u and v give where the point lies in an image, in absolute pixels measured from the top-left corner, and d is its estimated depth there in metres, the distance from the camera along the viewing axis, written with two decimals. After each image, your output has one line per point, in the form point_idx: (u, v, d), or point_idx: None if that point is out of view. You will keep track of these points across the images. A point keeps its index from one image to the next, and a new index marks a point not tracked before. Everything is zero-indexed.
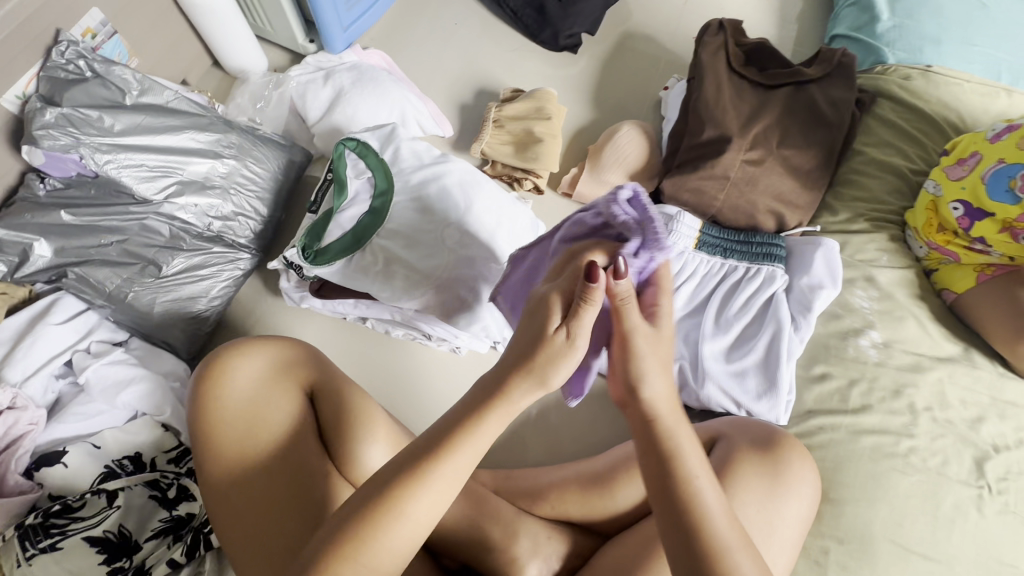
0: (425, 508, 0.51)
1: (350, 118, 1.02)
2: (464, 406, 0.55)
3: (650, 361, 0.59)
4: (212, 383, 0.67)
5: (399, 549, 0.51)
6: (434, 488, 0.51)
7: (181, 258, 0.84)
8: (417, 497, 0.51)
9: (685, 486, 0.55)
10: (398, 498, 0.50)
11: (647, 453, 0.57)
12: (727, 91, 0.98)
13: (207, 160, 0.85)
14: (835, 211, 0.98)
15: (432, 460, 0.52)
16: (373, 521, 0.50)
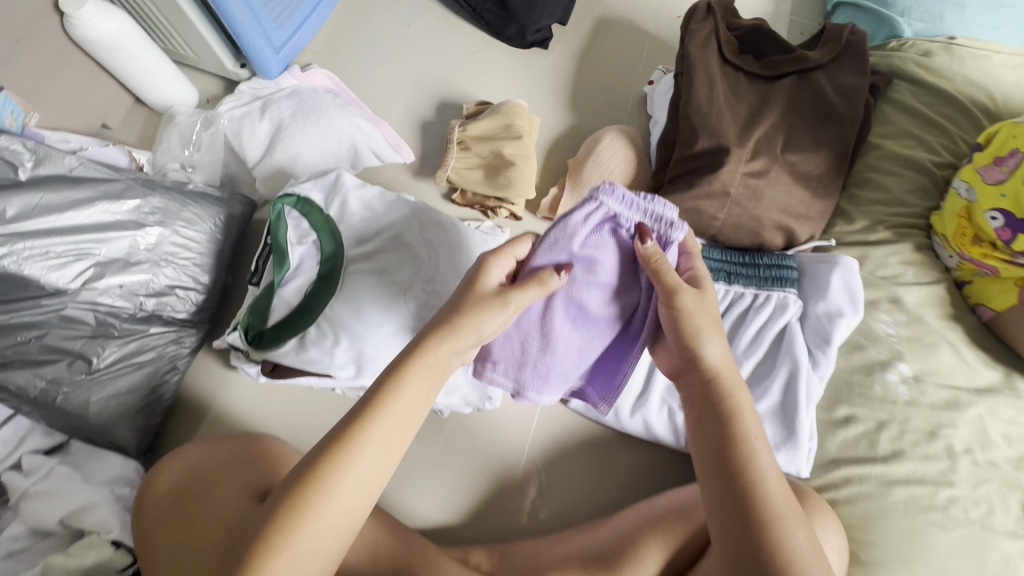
0: (360, 479, 0.49)
1: (294, 158, 0.89)
2: (388, 366, 0.53)
3: (704, 318, 0.57)
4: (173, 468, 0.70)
5: (334, 530, 0.48)
6: (362, 462, 0.49)
7: (114, 347, 0.75)
8: (352, 466, 0.48)
9: (742, 451, 0.54)
10: (331, 466, 0.48)
11: (705, 416, 0.57)
12: (722, 90, 0.85)
13: (128, 234, 0.74)
14: (851, 218, 0.86)
15: (363, 421, 0.50)
16: (311, 487, 0.47)
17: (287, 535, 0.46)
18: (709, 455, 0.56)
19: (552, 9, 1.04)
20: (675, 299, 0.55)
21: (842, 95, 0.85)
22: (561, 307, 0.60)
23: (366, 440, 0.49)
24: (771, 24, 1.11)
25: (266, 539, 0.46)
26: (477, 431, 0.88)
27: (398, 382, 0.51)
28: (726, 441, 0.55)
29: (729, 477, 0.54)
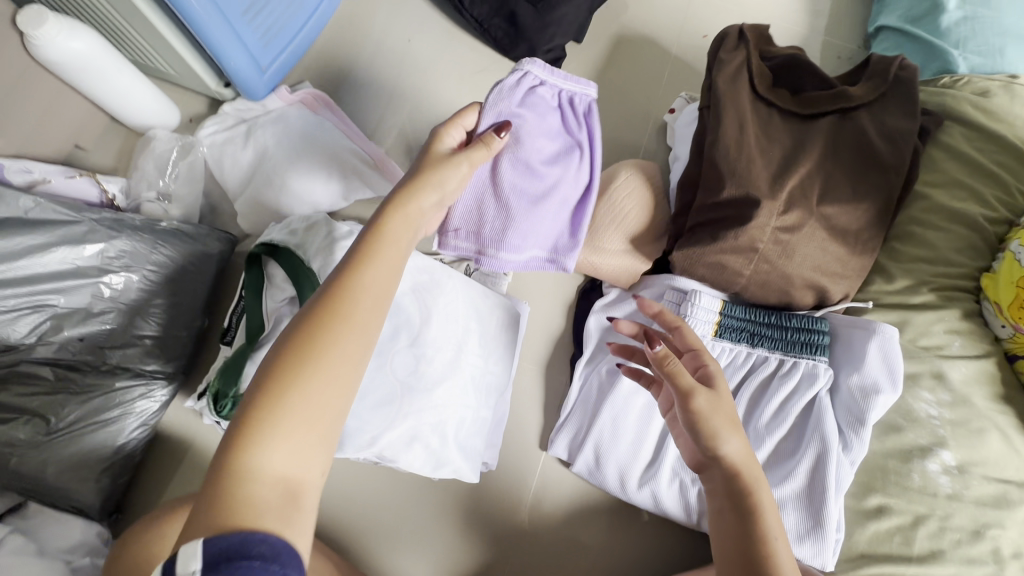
0: (344, 355, 0.43)
1: (279, 189, 0.82)
2: (351, 253, 0.49)
3: (723, 417, 0.56)
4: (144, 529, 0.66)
5: (327, 415, 0.41)
6: (345, 335, 0.43)
7: (73, 405, 0.67)
8: (336, 345, 0.43)
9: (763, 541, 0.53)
10: (313, 343, 0.42)
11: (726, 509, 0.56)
12: (753, 131, 0.76)
13: (88, 282, 0.68)
14: (891, 276, 0.77)
15: (337, 294, 0.45)
16: (290, 372, 0.41)
17: (276, 412, 0.39)
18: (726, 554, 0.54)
19: (566, 26, 0.94)
20: (691, 402, 0.55)
21: (888, 139, 0.76)
22: (509, 163, 0.69)
23: (342, 304, 0.44)
24: (806, 47, 1.01)
25: (250, 424, 0.39)
26: (472, 492, 0.81)
27: (364, 265, 0.48)
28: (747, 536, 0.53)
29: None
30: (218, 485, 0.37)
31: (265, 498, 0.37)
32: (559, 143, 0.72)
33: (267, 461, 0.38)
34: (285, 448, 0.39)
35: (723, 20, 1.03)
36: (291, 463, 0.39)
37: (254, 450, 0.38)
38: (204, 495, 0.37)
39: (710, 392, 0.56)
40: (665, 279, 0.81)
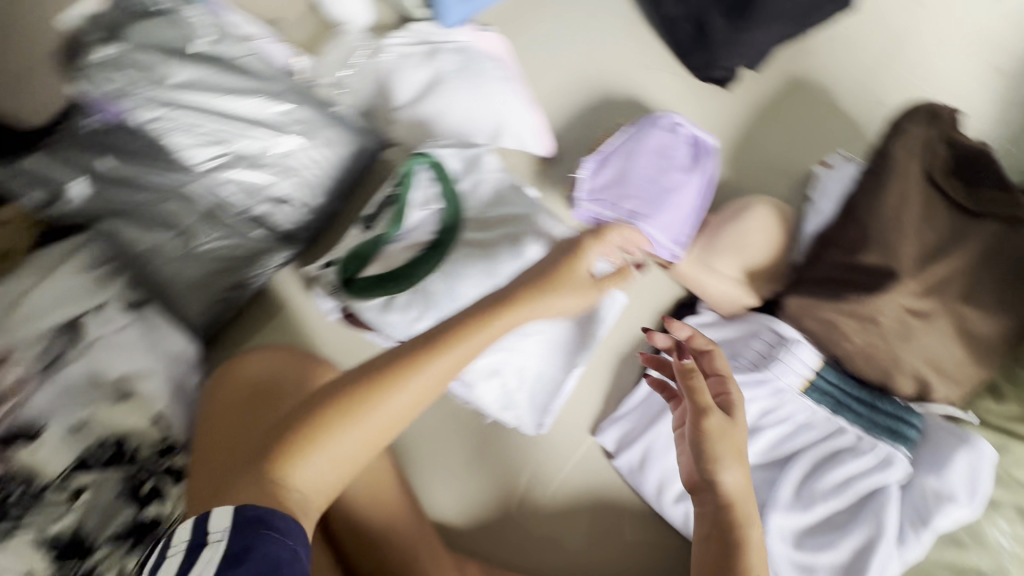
0: (391, 417, 0.52)
1: (440, 114, 0.87)
2: (440, 332, 0.56)
3: (728, 446, 0.59)
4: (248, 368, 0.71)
5: (382, 434, 0.52)
6: (398, 389, 0.52)
7: (215, 235, 0.76)
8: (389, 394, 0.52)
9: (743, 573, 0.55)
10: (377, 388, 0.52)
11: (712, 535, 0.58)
12: (914, 208, 0.74)
13: (265, 134, 0.74)
14: (1002, 399, 0.74)
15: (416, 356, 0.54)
16: (337, 416, 0.51)
17: (320, 435, 0.50)
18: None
19: (751, 51, 0.95)
20: (703, 421, 0.59)
21: None
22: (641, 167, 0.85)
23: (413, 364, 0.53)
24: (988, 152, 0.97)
25: (300, 442, 0.50)
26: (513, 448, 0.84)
27: (442, 348, 0.54)
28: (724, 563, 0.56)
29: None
30: (257, 470, 0.49)
31: (292, 500, 0.48)
32: (698, 166, 0.86)
33: (301, 474, 0.49)
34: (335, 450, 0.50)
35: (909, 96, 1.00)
36: (321, 474, 0.50)
37: (300, 456, 0.49)
38: (245, 472, 0.49)
39: (723, 418, 0.60)
40: (767, 319, 0.80)
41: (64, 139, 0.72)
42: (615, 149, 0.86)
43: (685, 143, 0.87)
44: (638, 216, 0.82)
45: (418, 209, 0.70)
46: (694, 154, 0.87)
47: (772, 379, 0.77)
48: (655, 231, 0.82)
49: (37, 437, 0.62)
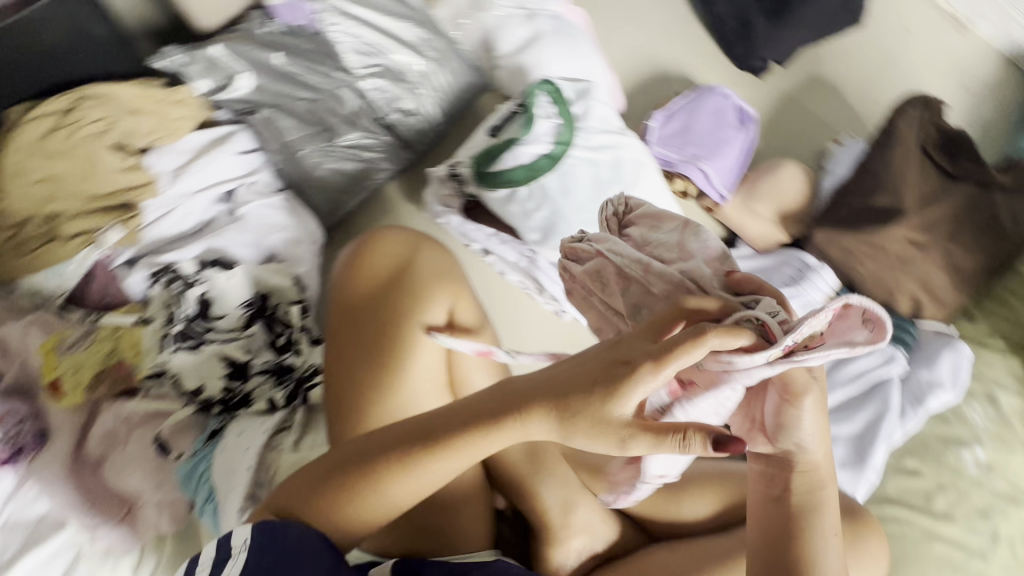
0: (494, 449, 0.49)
1: (538, 64, 1.02)
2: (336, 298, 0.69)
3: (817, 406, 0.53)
4: (371, 255, 0.69)
5: (395, 508, 0.51)
6: (531, 429, 0.48)
7: (355, 134, 0.89)
8: (525, 432, 0.48)
9: (804, 548, 0.54)
10: (478, 433, 0.49)
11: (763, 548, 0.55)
12: (913, 167, 0.96)
13: (411, 55, 0.89)
14: (974, 319, 0.96)
15: (525, 416, 0.48)
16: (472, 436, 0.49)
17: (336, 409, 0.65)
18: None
19: (730, 21, 1.16)
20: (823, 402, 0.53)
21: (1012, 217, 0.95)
22: (706, 117, 1.03)
23: (571, 434, 0.46)
24: (891, 67, 1.24)
25: (326, 492, 0.51)
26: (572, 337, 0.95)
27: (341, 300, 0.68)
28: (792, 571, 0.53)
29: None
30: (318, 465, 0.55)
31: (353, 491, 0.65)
32: (744, 127, 1.05)
33: (318, 523, 0.51)
34: (362, 515, 0.51)
35: (804, 65, 1.23)
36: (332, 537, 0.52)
37: (340, 502, 0.51)
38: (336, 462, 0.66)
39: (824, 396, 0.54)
40: (795, 252, 0.98)
41: (239, 33, 0.83)
42: (683, 105, 1.05)
43: (735, 110, 1.06)
44: (700, 159, 1.00)
45: (543, 120, 0.84)
46: (737, 114, 1.06)
47: (803, 294, 0.94)
48: (710, 169, 1.00)
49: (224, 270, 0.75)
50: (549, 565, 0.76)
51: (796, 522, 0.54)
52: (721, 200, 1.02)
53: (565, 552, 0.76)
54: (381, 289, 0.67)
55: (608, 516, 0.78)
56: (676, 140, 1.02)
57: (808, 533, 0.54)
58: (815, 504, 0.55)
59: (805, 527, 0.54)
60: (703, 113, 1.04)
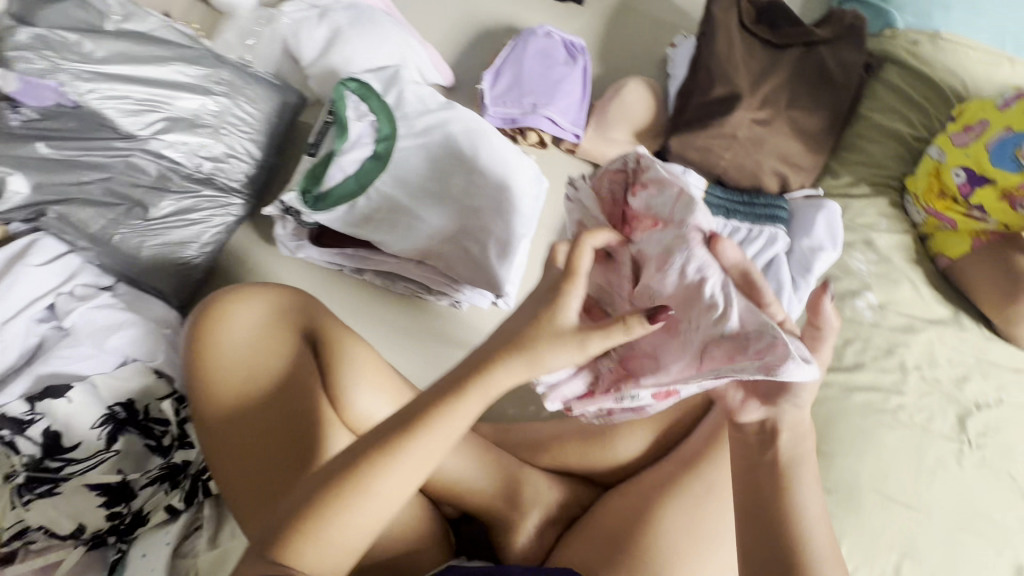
0: (464, 417, 0.46)
1: (347, 61, 0.96)
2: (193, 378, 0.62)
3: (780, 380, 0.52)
4: (208, 334, 0.62)
5: (386, 511, 0.44)
6: (500, 378, 0.46)
7: (170, 200, 0.81)
8: (490, 387, 0.46)
9: (788, 498, 0.51)
10: (450, 403, 0.46)
11: (747, 503, 0.52)
12: (739, 49, 0.96)
13: (197, 96, 0.80)
14: (837, 175, 0.99)
15: (489, 369, 0.47)
16: (447, 404, 0.46)
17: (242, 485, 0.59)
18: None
19: None
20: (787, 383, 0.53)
21: (841, 68, 0.98)
22: (535, 62, 1.01)
23: (536, 365, 0.46)
24: None
25: (300, 524, 0.42)
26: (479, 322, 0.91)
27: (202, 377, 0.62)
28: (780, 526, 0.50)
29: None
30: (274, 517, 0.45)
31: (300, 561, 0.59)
32: (575, 61, 1.03)
33: (304, 565, 0.42)
34: (351, 531, 0.43)
35: None
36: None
37: (319, 528, 0.42)
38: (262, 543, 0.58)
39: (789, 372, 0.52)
40: (659, 164, 0.96)
41: None
42: (508, 58, 1.02)
43: (563, 45, 1.04)
44: (541, 106, 0.97)
45: (356, 122, 0.80)
46: (566, 49, 1.04)
47: None
48: (554, 113, 0.98)
49: (62, 395, 0.66)
50: (514, 550, 0.72)
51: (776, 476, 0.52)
52: (575, 139, 1.00)
53: (525, 532, 0.72)
54: (231, 365, 0.61)
55: (555, 482, 0.77)
56: (513, 95, 0.99)
57: (785, 485, 0.52)
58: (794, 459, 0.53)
59: (786, 484, 0.51)
60: (530, 60, 1.01)
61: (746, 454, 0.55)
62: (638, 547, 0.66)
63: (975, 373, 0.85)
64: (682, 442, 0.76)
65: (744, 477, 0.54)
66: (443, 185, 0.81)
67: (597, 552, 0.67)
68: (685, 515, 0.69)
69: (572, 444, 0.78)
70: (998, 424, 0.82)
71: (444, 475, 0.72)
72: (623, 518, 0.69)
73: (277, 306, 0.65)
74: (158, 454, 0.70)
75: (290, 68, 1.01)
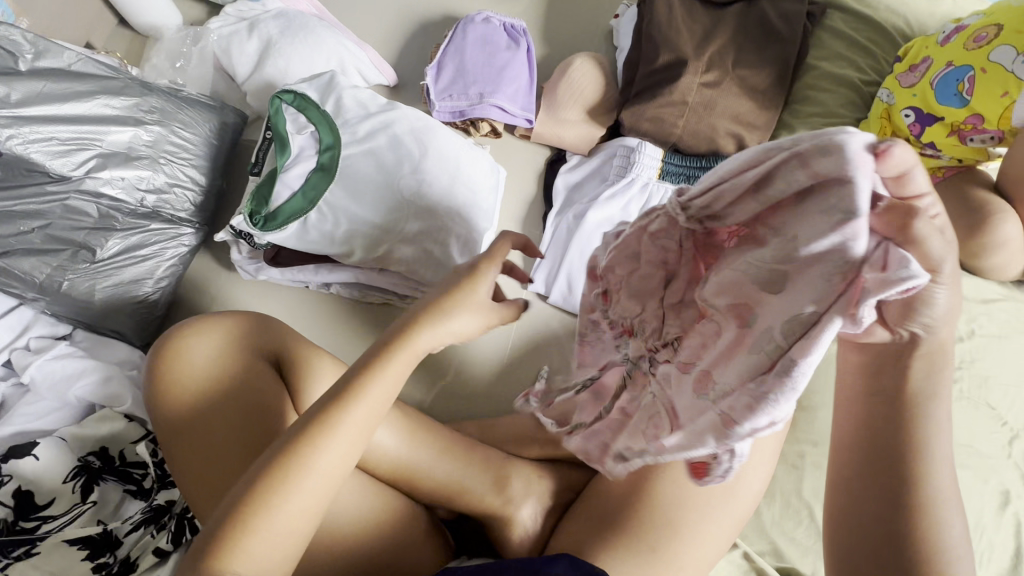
0: (395, 378, 0.47)
1: (284, 72, 0.92)
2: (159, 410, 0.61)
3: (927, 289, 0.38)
4: (166, 366, 0.60)
5: (324, 489, 0.43)
6: (420, 338, 0.48)
7: (116, 239, 0.78)
8: (410, 350, 0.48)
9: (915, 441, 0.42)
10: (374, 371, 0.46)
11: (864, 453, 0.44)
12: (680, 13, 0.95)
13: (127, 128, 0.78)
14: (793, 128, 0.99)
15: (410, 331, 0.48)
16: (370, 375, 0.46)
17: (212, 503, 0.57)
18: (856, 541, 0.43)
19: None
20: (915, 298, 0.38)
21: (783, 19, 0.97)
22: (476, 52, 0.99)
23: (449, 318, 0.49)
24: None
25: (231, 517, 0.41)
26: None
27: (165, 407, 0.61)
28: (902, 480, 0.42)
29: (886, 539, 0.42)
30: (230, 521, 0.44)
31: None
32: (518, 44, 1.01)
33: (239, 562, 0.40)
34: (286, 513, 0.42)
35: None
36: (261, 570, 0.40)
37: (252, 517, 0.41)
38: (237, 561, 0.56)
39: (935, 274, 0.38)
40: (614, 140, 0.95)
41: None
42: (448, 50, 0.99)
43: (504, 30, 1.02)
44: (488, 95, 0.95)
45: (297, 136, 0.78)
46: (507, 33, 1.02)
47: (636, 177, 0.92)
48: (502, 101, 0.95)
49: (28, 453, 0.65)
50: (512, 545, 0.71)
51: (902, 419, 0.42)
52: (527, 125, 0.99)
53: (521, 526, 0.71)
54: (187, 392, 0.59)
55: (544, 473, 0.77)
56: (458, 87, 0.97)
57: (910, 427, 0.42)
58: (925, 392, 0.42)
59: (913, 423, 0.42)
60: (472, 49, 0.99)
61: (864, 390, 0.44)
62: (633, 524, 0.66)
63: None
64: None
65: (862, 419, 0.44)
66: (394, 189, 0.79)
67: (593, 535, 0.67)
68: (685, 484, 0.68)
69: (559, 431, 0.78)
70: (972, 356, 0.83)
71: (433, 479, 0.71)
72: (621, 497, 0.69)
73: (226, 325, 0.63)
74: (139, 498, 0.69)
75: (226, 86, 0.98)
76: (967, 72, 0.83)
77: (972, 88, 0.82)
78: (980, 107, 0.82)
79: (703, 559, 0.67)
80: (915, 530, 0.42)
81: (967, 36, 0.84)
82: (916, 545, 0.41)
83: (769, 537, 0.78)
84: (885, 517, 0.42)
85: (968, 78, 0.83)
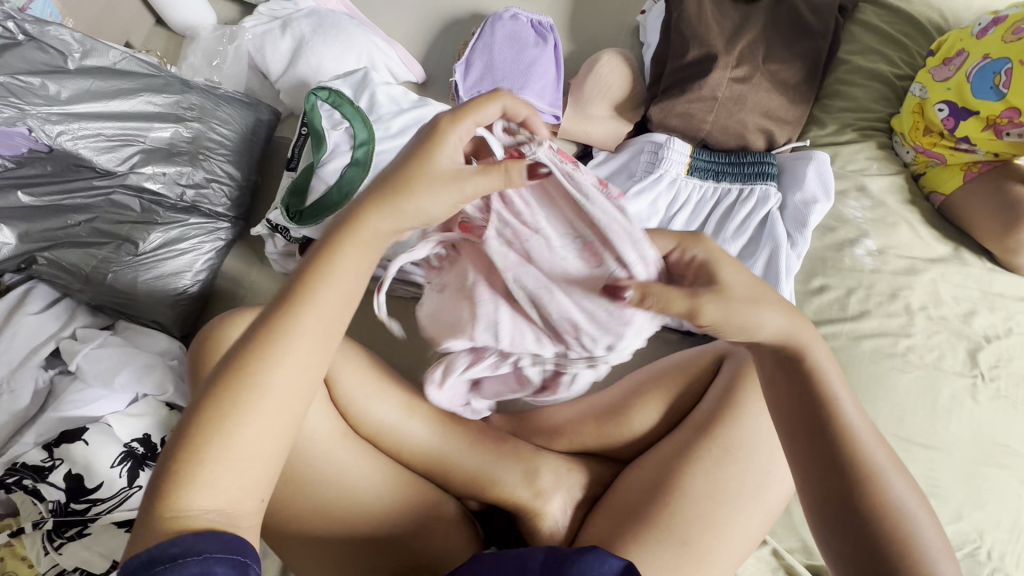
0: (345, 282, 0.44)
1: (316, 70, 0.94)
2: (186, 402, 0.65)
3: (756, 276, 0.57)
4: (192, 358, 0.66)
5: (286, 406, 0.40)
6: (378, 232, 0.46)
7: (158, 233, 0.80)
8: (346, 257, 0.45)
9: (830, 412, 0.47)
10: (314, 278, 0.43)
11: (798, 433, 0.48)
12: (709, 7, 0.95)
13: (169, 125, 0.80)
14: (823, 123, 0.97)
15: (342, 234, 0.46)
16: (308, 285, 0.43)
17: None
18: (825, 523, 0.45)
19: None
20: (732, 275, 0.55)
21: (815, 13, 0.96)
22: (504, 48, 0.99)
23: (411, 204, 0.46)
24: None
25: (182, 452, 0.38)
26: None
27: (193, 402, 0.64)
28: (836, 447, 0.46)
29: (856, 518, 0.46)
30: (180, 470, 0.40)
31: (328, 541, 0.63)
32: (545, 40, 1.01)
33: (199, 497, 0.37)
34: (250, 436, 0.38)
35: None
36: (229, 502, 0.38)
37: (214, 432, 0.38)
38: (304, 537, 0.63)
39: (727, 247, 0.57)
40: (642, 135, 0.95)
41: None
42: (476, 47, 1.00)
43: (531, 26, 1.02)
44: (516, 91, 0.96)
45: (332, 132, 0.79)
46: (535, 29, 1.02)
47: (665, 173, 0.91)
48: (531, 97, 0.96)
49: (79, 438, 0.67)
50: (542, 536, 0.72)
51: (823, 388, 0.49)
52: (554, 120, 0.99)
53: (551, 518, 0.72)
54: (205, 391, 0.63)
55: (574, 465, 0.77)
56: (486, 84, 0.97)
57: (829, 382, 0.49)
58: (823, 369, 0.50)
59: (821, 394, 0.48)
60: (499, 45, 0.99)
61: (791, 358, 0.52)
62: (663, 519, 0.66)
63: (981, 306, 0.85)
64: (695, 409, 0.75)
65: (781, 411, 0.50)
66: None
67: (621, 527, 0.67)
68: (711, 480, 0.68)
69: (589, 424, 0.78)
70: (1010, 354, 0.82)
71: (461, 467, 0.72)
72: (650, 488, 0.69)
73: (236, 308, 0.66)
74: None
75: (260, 83, 1.01)
76: (1004, 64, 0.82)
77: (1008, 81, 0.81)
78: (1016, 100, 0.80)
79: (735, 554, 0.67)
80: (868, 490, 0.44)
81: (1006, 27, 0.82)
82: (870, 502, 0.44)
83: (799, 535, 0.78)
84: (827, 485, 0.46)
85: (1004, 71, 0.81)
